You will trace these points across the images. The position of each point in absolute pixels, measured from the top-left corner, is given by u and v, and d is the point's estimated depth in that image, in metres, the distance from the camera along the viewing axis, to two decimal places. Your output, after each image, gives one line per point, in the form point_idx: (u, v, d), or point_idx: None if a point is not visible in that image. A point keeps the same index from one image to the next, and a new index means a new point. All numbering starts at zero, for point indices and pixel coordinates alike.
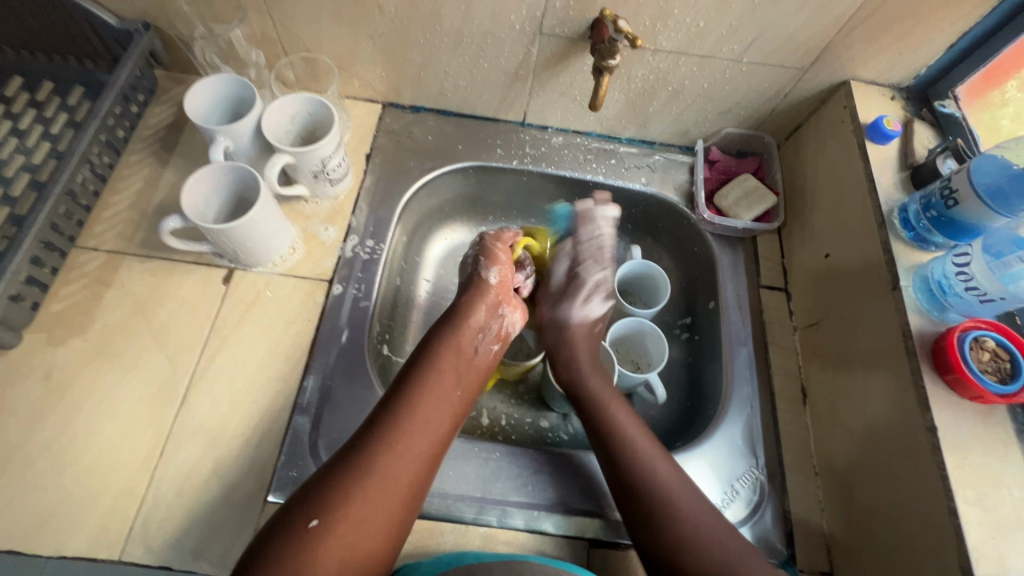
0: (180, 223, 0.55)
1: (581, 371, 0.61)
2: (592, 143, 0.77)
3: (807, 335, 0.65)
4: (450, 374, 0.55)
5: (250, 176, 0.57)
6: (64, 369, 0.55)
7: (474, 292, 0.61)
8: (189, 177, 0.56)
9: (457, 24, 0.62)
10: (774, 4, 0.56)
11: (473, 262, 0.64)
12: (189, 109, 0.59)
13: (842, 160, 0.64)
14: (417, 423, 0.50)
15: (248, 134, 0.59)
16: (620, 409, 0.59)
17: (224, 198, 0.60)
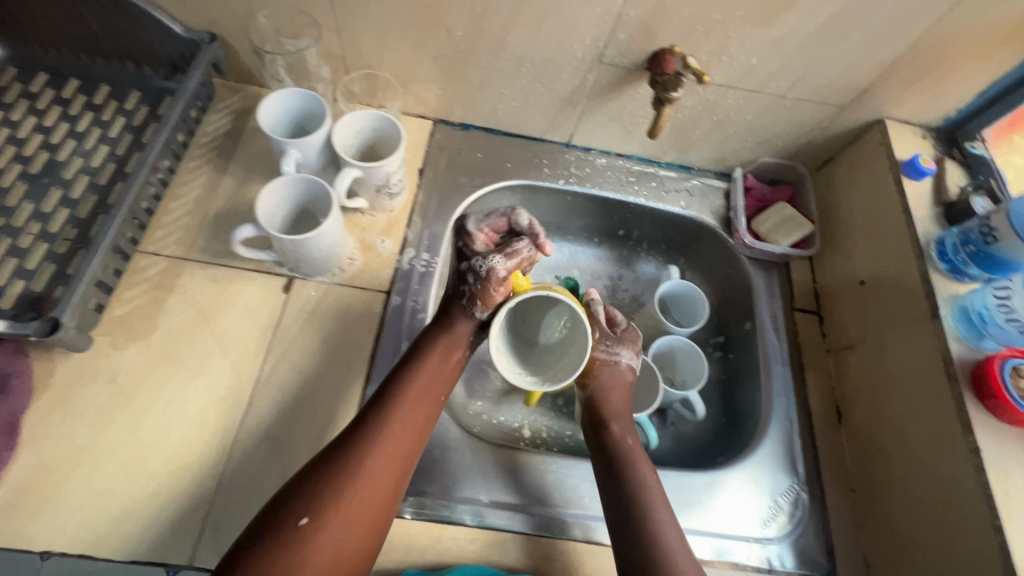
0: (253, 232, 0.56)
1: (632, 452, 0.58)
2: (633, 166, 0.80)
3: (842, 358, 0.69)
4: (438, 381, 0.55)
5: (322, 189, 0.58)
6: (129, 374, 0.56)
7: (453, 314, 0.59)
8: (262, 189, 0.57)
9: (520, 51, 0.65)
10: (823, 47, 0.60)
11: (468, 299, 0.60)
12: (263, 122, 0.60)
13: (876, 193, 0.68)
14: (404, 424, 0.51)
15: (318, 147, 0.61)
16: (654, 488, 0.55)
17: (293, 209, 0.61)
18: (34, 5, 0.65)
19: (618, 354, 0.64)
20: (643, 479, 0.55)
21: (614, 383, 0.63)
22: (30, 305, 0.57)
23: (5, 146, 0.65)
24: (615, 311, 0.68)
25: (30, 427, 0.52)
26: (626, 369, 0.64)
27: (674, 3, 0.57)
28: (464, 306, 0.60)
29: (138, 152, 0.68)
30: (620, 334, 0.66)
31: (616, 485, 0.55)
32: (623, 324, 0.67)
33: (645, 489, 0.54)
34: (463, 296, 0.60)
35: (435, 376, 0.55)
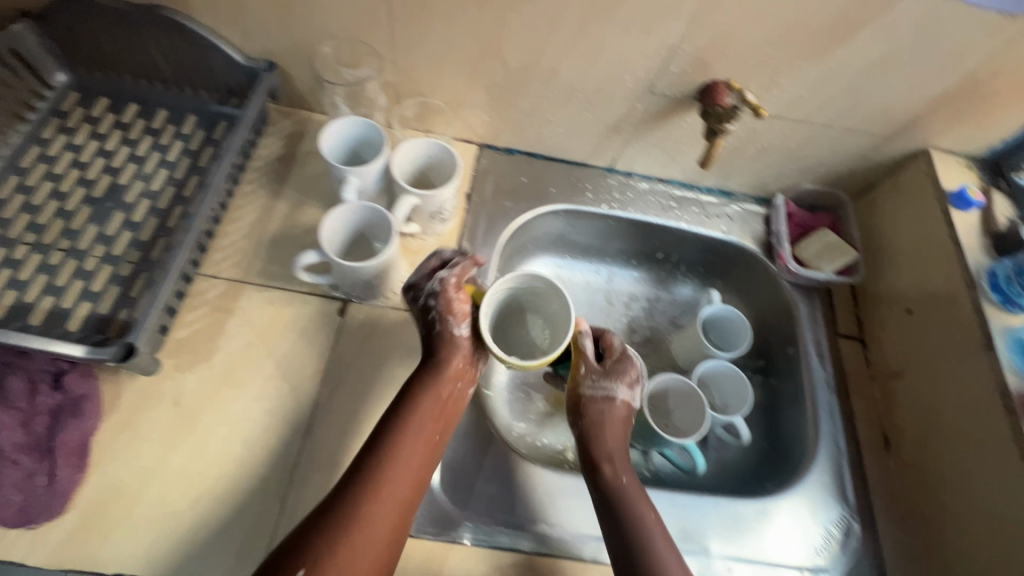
0: (316, 258, 0.58)
1: (629, 492, 0.56)
2: (674, 191, 0.81)
3: (888, 385, 0.69)
4: (432, 422, 0.54)
5: (382, 217, 0.60)
6: (193, 397, 0.57)
7: (443, 347, 0.58)
8: (325, 216, 0.59)
9: (573, 81, 0.66)
10: (874, 81, 0.61)
11: (439, 319, 0.58)
12: (325, 151, 0.62)
13: (923, 222, 0.68)
14: (399, 468, 0.51)
15: (376, 175, 0.62)
16: (657, 531, 0.53)
17: (353, 233, 0.63)
18: (100, 34, 0.67)
19: (609, 389, 0.61)
20: (643, 523, 0.53)
21: (606, 420, 0.61)
22: (97, 328, 0.58)
23: (69, 170, 0.67)
24: (612, 336, 0.65)
25: (100, 449, 0.53)
26: (619, 404, 0.62)
27: (731, 38, 0.58)
28: (440, 329, 0.58)
29: (196, 176, 0.69)
30: (609, 366, 0.62)
31: (616, 531, 0.53)
32: (617, 351, 0.64)
33: (645, 533, 0.53)
34: (434, 321, 0.58)
35: (429, 420, 0.54)
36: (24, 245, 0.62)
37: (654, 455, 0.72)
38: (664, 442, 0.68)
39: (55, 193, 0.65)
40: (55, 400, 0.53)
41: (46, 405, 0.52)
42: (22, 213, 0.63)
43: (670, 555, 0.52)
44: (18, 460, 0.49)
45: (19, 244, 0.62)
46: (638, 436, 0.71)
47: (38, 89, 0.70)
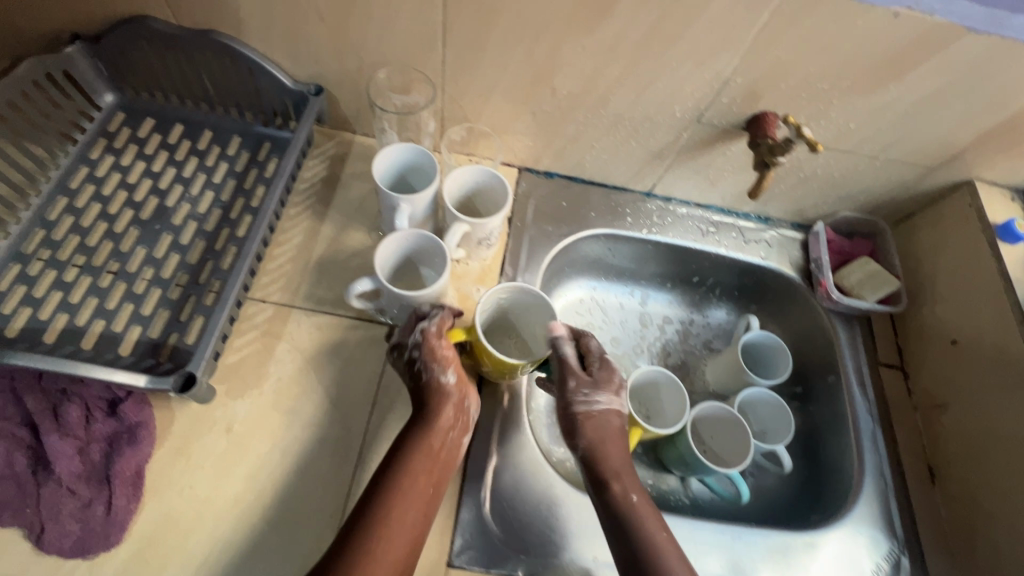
0: (369, 286, 0.57)
1: (638, 514, 0.54)
2: (713, 216, 0.82)
3: (932, 416, 0.69)
4: (424, 475, 0.52)
5: (435, 245, 0.60)
6: (244, 423, 0.57)
7: (433, 397, 0.55)
8: (380, 245, 0.59)
9: (621, 109, 0.66)
10: (925, 115, 0.61)
11: (422, 367, 0.56)
12: (377, 178, 0.62)
13: (968, 254, 0.69)
14: (392, 524, 0.49)
15: (426, 202, 0.63)
16: (671, 556, 0.51)
17: (405, 260, 0.63)
18: (151, 56, 0.68)
19: (598, 399, 0.58)
20: (655, 545, 0.52)
21: (605, 435, 0.58)
22: (149, 352, 0.58)
23: (117, 191, 0.67)
24: (590, 339, 0.62)
25: (154, 477, 0.53)
26: (613, 415, 0.59)
27: (785, 72, 0.58)
28: (428, 378, 0.56)
29: (243, 198, 0.69)
30: (595, 375, 0.59)
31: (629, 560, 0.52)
32: (597, 356, 0.60)
33: (657, 556, 0.51)
34: (421, 371, 0.56)
35: (422, 476, 0.52)
36: (74, 267, 0.62)
37: (693, 482, 0.73)
38: (708, 472, 0.68)
39: (104, 215, 0.65)
40: (111, 427, 0.52)
41: (102, 432, 0.52)
42: (71, 235, 0.64)
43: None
44: (75, 490, 0.49)
45: (70, 267, 0.62)
46: (678, 462, 0.71)
47: (87, 110, 0.71)
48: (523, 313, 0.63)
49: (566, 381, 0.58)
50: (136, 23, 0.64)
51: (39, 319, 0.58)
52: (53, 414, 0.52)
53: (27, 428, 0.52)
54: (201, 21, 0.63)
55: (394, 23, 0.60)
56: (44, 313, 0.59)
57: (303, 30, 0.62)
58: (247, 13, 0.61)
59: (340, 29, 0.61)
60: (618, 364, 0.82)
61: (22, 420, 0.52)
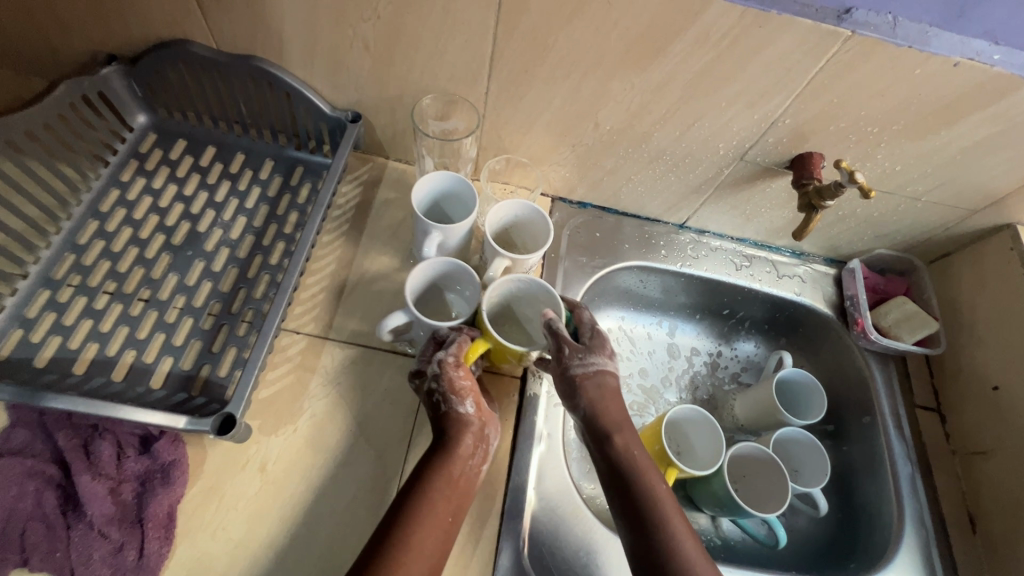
0: (402, 319, 0.55)
1: (655, 489, 0.53)
2: (746, 249, 0.81)
3: (971, 462, 0.68)
4: (444, 501, 0.50)
5: (462, 272, 0.58)
6: (278, 462, 0.55)
7: (452, 428, 0.53)
8: (410, 276, 0.57)
9: (663, 145, 0.65)
10: (972, 161, 0.61)
11: (440, 398, 0.54)
12: (415, 206, 0.61)
13: (1008, 296, 0.68)
14: (411, 550, 0.46)
15: (463, 232, 0.61)
16: (685, 533, 0.51)
17: (431, 287, 0.61)
18: (188, 79, 0.67)
19: (595, 364, 0.57)
20: (659, 504, 0.52)
21: (603, 395, 0.57)
22: (181, 385, 0.56)
23: (149, 215, 0.66)
24: (583, 311, 0.61)
25: (185, 518, 0.51)
26: (609, 375, 0.58)
27: (835, 115, 0.58)
28: (446, 410, 0.54)
29: (276, 224, 0.68)
30: (587, 342, 0.58)
31: (646, 540, 0.51)
32: (589, 325, 0.59)
33: (662, 514, 0.52)
34: (439, 403, 0.54)
35: (442, 502, 0.50)
36: (105, 294, 0.60)
37: (724, 521, 0.72)
38: (744, 515, 0.65)
39: (135, 239, 0.64)
40: (143, 465, 0.51)
41: (134, 471, 0.50)
42: (102, 260, 0.62)
43: (688, 534, 0.52)
44: (106, 533, 0.48)
45: (100, 293, 0.60)
46: (711, 502, 0.69)
47: (119, 130, 0.70)
48: (517, 299, 0.61)
49: (560, 349, 0.56)
50: (176, 47, 0.63)
51: (68, 349, 0.56)
52: (84, 451, 0.50)
53: (58, 465, 0.50)
54: (242, 47, 0.62)
55: (440, 54, 0.59)
56: (73, 342, 0.57)
57: (346, 58, 0.61)
58: (290, 41, 0.60)
59: (385, 59, 0.61)
60: (648, 398, 0.80)
61: (53, 457, 0.50)
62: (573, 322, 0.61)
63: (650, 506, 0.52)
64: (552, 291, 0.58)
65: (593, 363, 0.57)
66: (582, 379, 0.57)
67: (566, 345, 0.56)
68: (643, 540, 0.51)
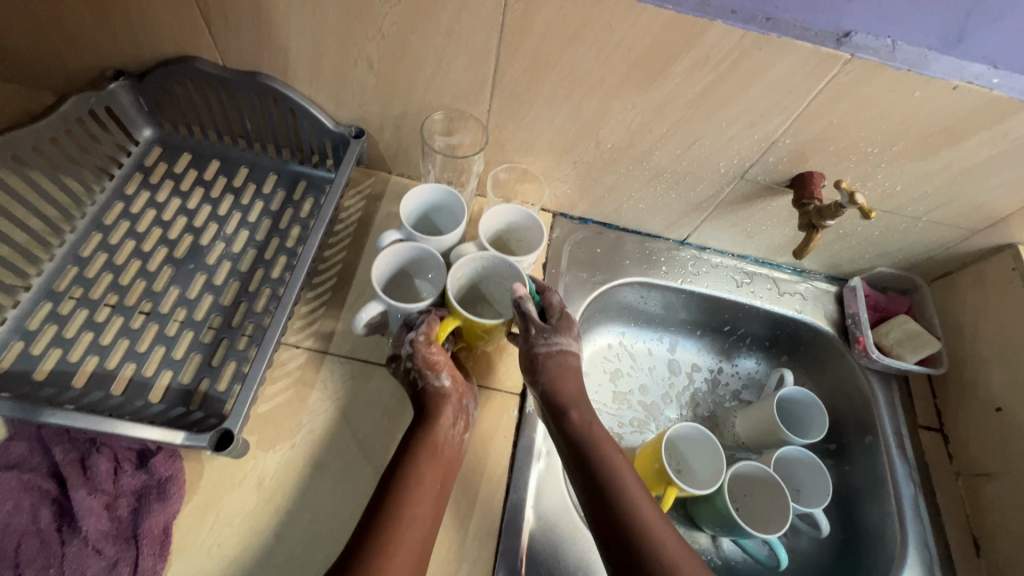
0: (376, 310, 0.55)
1: (605, 447, 0.55)
2: (747, 266, 0.81)
3: (975, 484, 0.67)
4: (431, 470, 0.51)
5: (427, 254, 0.60)
6: (275, 478, 0.55)
7: (431, 401, 0.55)
8: (376, 261, 0.58)
9: (664, 163, 0.66)
10: (973, 182, 0.61)
11: (415, 374, 0.56)
12: (404, 217, 0.62)
13: (1011, 316, 0.68)
14: (403, 518, 0.47)
15: (456, 240, 0.62)
16: (638, 486, 0.53)
17: (400, 272, 0.62)
18: (194, 95, 0.68)
19: (560, 343, 0.59)
20: (619, 473, 0.53)
21: (564, 372, 0.59)
22: (180, 400, 0.56)
23: (152, 228, 0.67)
24: (552, 294, 0.62)
25: (181, 535, 0.50)
26: (572, 355, 0.60)
27: (836, 136, 0.58)
28: (423, 386, 0.56)
29: (278, 237, 0.68)
30: (555, 322, 0.60)
31: (602, 494, 0.52)
32: (558, 308, 0.61)
33: (622, 482, 0.53)
34: (416, 379, 0.56)
35: (426, 473, 0.51)
36: (106, 307, 0.60)
37: (723, 540, 0.71)
38: (744, 535, 0.65)
39: (137, 252, 0.65)
40: (139, 480, 0.51)
41: (131, 486, 0.50)
42: (104, 272, 0.63)
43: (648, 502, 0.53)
44: (101, 549, 0.47)
45: (102, 306, 0.60)
46: (710, 520, 0.68)
47: (125, 144, 0.71)
48: (485, 282, 0.63)
49: (528, 329, 0.59)
50: (184, 63, 0.64)
51: (68, 362, 0.56)
52: (81, 465, 0.50)
53: (54, 480, 0.50)
54: (248, 63, 0.63)
55: (444, 72, 0.60)
56: (74, 355, 0.57)
57: (351, 76, 0.62)
58: (296, 58, 0.61)
59: (389, 77, 0.61)
60: (648, 414, 0.79)
61: (50, 471, 0.50)
62: (541, 304, 0.62)
63: (600, 458, 0.54)
64: (513, 265, 0.59)
65: (558, 340, 0.59)
66: (547, 355, 0.59)
67: (531, 322, 0.58)
68: (602, 509, 0.51)
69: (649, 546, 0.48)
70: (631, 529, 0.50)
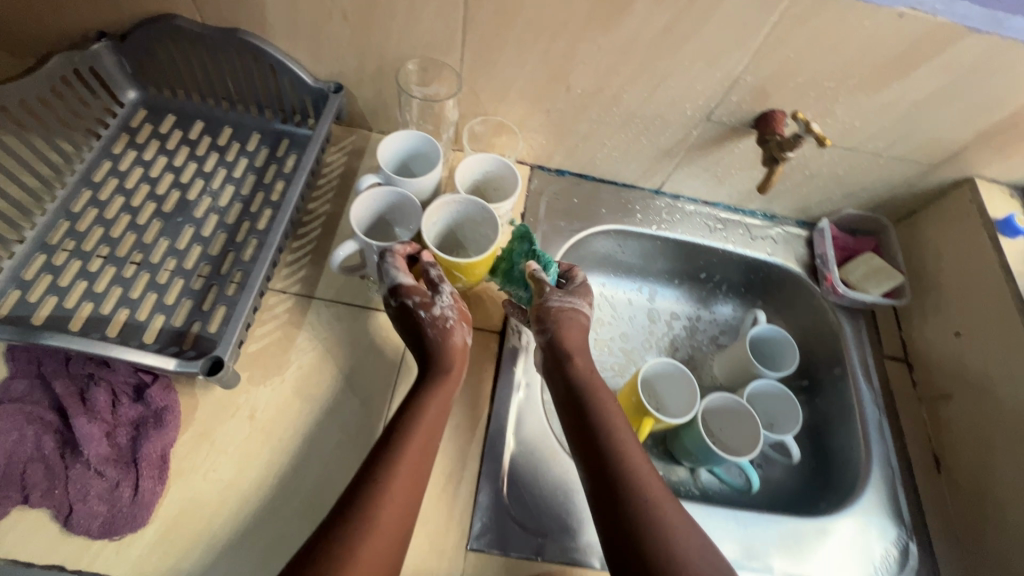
0: (350, 250, 0.59)
1: (599, 396, 0.58)
2: (720, 213, 0.84)
3: (936, 407, 0.71)
4: (437, 406, 0.55)
5: (403, 199, 0.62)
6: (267, 411, 0.58)
7: (457, 354, 0.59)
8: (353, 204, 0.61)
9: (632, 107, 0.68)
10: (926, 114, 0.63)
11: (450, 326, 0.59)
12: (382, 162, 0.64)
13: (969, 248, 0.71)
14: (408, 442, 0.52)
15: (433, 183, 0.65)
16: (626, 433, 0.55)
17: (379, 219, 0.65)
18: (176, 55, 0.70)
19: (573, 302, 0.63)
20: (612, 423, 0.55)
21: (572, 326, 0.61)
22: (173, 340, 0.59)
23: (140, 184, 0.69)
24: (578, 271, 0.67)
25: (178, 461, 0.53)
26: (582, 315, 0.63)
27: (794, 71, 0.60)
28: (456, 337, 0.59)
29: (263, 191, 0.71)
30: (572, 287, 0.65)
31: (590, 437, 0.54)
32: (579, 279, 0.66)
33: (612, 429, 0.55)
34: (451, 330, 0.59)
35: (431, 409, 0.55)
36: (99, 258, 0.63)
37: (702, 472, 0.74)
38: (718, 461, 0.68)
39: (127, 208, 0.67)
40: (137, 412, 0.53)
41: (129, 417, 0.53)
42: (96, 226, 0.65)
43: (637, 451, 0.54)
44: (103, 472, 0.50)
45: (94, 257, 0.63)
46: (687, 451, 0.71)
47: (110, 106, 0.73)
48: (460, 227, 0.66)
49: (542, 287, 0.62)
50: (163, 22, 0.65)
51: (64, 308, 0.59)
52: (81, 398, 0.53)
53: (55, 412, 0.53)
54: (227, 20, 0.65)
55: (416, 21, 0.62)
56: (69, 302, 0.60)
57: (327, 29, 0.64)
58: (273, 13, 0.63)
59: (364, 28, 0.63)
60: (628, 359, 0.82)
61: (52, 405, 0.53)
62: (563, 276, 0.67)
63: (591, 405, 0.57)
64: (485, 208, 0.62)
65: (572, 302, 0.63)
66: (558, 309, 0.61)
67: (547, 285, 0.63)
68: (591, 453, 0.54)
69: (642, 501, 0.49)
70: (622, 478, 0.51)
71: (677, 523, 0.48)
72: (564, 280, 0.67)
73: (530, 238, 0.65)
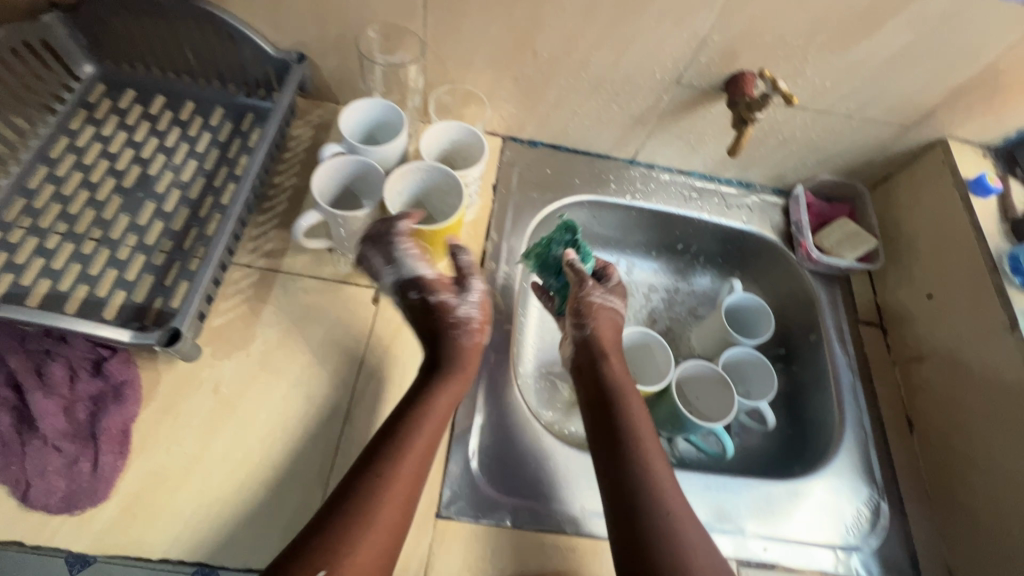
0: (313, 220, 0.58)
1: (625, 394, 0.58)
2: (695, 182, 0.83)
3: (909, 369, 0.71)
4: (450, 394, 0.55)
5: (365, 166, 0.61)
6: (231, 385, 0.57)
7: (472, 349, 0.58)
8: (314, 173, 0.60)
9: (600, 72, 0.67)
10: (895, 72, 0.63)
11: (474, 327, 0.58)
12: (345, 131, 0.63)
13: (942, 209, 0.70)
14: (412, 427, 0.51)
15: (398, 152, 0.64)
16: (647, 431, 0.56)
17: (344, 189, 0.64)
18: (132, 26, 0.68)
19: (611, 301, 0.64)
20: (635, 421, 0.56)
21: (608, 325, 0.63)
22: (133, 316, 0.58)
23: (99, 160, 0.67)
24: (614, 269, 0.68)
25: (141, 436, 0.53)
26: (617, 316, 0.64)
27: (761, 30, 0.59)
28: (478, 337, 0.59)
29: (227, 166, 0.69)
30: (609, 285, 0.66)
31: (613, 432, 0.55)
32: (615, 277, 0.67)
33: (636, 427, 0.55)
34: (473, 331, 0.58)
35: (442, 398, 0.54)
36: (56, 234, 0.61)
37: (678, 442, 0.73)
38: (694, 429, 0.67)
39: (86, 184, 0.65)
40: (96, 387, 0.53)
41: (88, 392, 0.52)
42: (54, 203, 0.63)
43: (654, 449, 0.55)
44: (60, 447, 0.49)
45: (51, 234, 0.61)
46: (663, 421, 0.70)
47: (66, 81, 0.71)
48: (427, 196, 0.64)
49: (582, 283, 0.64)
50: None
51: (20, 285, 0.57)
52: (37, 374, 0.52)
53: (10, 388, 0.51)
54: None
55: None
56: (25, 279, 0.58)
57: None
58: None
59: None
60: None
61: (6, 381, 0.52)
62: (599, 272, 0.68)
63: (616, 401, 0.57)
64: (450, 175, 0.61)
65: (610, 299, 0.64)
66: (598, 305, 0.63)
67: (585, 279, 0.64)
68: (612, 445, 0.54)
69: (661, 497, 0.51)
70: (641, 474, 0.52)
71: (693, 533, 0.49)
72: (599, 277, 0.68)
73: (572, 229, 0.65)
